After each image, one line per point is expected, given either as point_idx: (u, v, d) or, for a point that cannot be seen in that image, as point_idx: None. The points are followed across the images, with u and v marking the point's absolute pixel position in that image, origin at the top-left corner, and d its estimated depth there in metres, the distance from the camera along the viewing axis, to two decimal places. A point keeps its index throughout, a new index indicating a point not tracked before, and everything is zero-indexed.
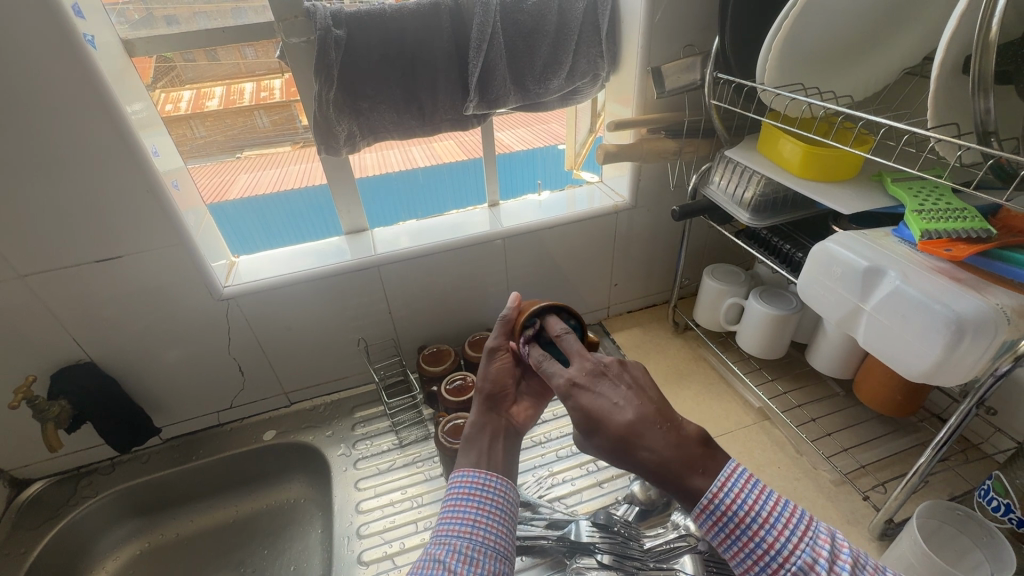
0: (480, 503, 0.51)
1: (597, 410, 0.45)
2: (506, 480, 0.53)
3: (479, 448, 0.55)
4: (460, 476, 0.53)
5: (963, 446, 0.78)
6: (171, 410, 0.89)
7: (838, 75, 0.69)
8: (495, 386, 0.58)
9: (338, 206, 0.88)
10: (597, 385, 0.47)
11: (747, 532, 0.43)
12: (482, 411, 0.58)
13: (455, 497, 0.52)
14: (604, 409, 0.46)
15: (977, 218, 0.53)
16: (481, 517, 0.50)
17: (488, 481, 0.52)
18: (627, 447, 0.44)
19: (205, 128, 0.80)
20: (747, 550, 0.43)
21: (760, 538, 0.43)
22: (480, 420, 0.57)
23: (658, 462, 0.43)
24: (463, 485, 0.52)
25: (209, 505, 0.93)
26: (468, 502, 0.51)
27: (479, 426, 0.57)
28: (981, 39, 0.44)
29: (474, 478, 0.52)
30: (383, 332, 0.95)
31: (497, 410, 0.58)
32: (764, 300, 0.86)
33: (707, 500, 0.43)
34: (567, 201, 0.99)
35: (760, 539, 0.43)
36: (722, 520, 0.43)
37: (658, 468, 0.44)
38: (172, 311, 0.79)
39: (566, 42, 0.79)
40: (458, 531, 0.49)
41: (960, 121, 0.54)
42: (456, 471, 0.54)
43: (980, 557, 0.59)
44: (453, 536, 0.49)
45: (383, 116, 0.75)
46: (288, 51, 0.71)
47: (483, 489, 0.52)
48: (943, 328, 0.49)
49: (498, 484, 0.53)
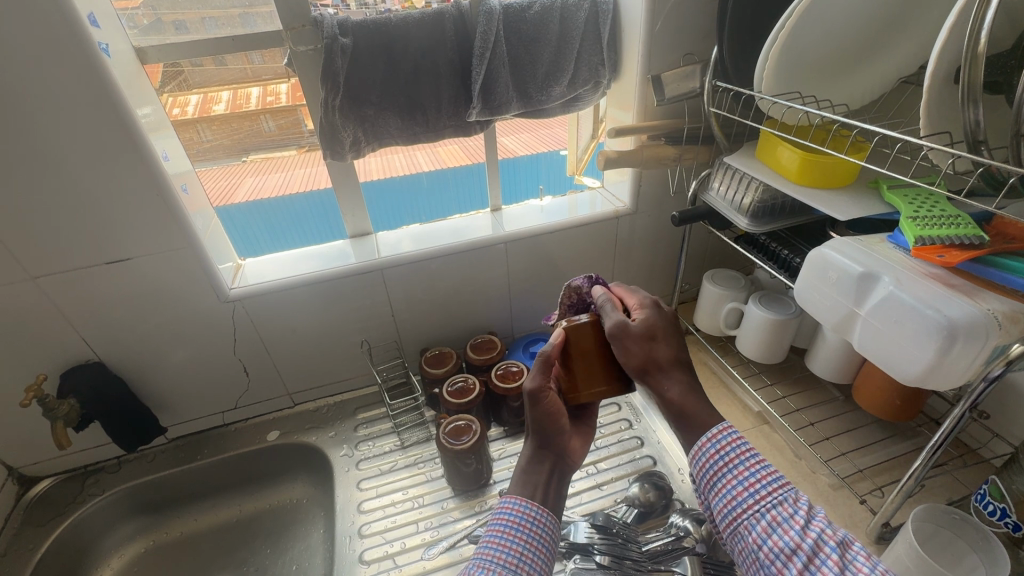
0: (528, 536, 0.50)
1: (658, 329, 0.55)
2: (554, 515, 0.52)
3: (535, 481, 0.54)
4: (513, 504, 0.52)
5: (960, 450, 0.79)
6: (176, 409, 0.91)
7: (836, 83, 0.70)
8: (547, 426, 0.55)
9: (343, 210, 0.90)
10: (654, 317, 0.56)
11: (743, 464, 0.50)
12: (533, 453, 0.56)
13: (503, 524, 0.50)
14: (662, 333, 0.55)
15: (971, 225, 0.54)
16: (527, 550, 0.49)
17: (539, 515, 0.51)
18: (652, 372, 0.54)
19: (212, 132, 0.81)
20: (739, 480, 0.49)
21: (753, 467, 0.49)
22: (536, 457, 0.55)
23: (676, 400, 0.54)
24: (515, 513, 0.51)
25: (213, 504, 0.94)
26: (516, 533, 0.49)
27: (535, 464, 0.55)
28: (969, 51, 0.45)
29: (527, 509, 0.51)
30: (385, 334, 0.96)
31: (552, 449, 0.55)
32: (763, 305, 0.86)
33: (716, 429, 0.52)
34: (568, 206, 1.00)
35: (754, 470, 0.49)
36: (725, 448, 0.50)
37: (669, 405, 0.54)
38: (179, 312, 0.80)
39: (567, 51, 0.81)
40: (505, 561, 0.48)
41: (951, 130, 0.55)
42: (506, 497, 0.53)
43: (976, 561, 0.59)
44: (498, 564, 0.47)
45: (388, 122, 0.77)
46: (295, 58, 0.74)
47: (534, 523, 0.50)
48: (935, 333, 0.49)
49: (548, 520, 0.51)
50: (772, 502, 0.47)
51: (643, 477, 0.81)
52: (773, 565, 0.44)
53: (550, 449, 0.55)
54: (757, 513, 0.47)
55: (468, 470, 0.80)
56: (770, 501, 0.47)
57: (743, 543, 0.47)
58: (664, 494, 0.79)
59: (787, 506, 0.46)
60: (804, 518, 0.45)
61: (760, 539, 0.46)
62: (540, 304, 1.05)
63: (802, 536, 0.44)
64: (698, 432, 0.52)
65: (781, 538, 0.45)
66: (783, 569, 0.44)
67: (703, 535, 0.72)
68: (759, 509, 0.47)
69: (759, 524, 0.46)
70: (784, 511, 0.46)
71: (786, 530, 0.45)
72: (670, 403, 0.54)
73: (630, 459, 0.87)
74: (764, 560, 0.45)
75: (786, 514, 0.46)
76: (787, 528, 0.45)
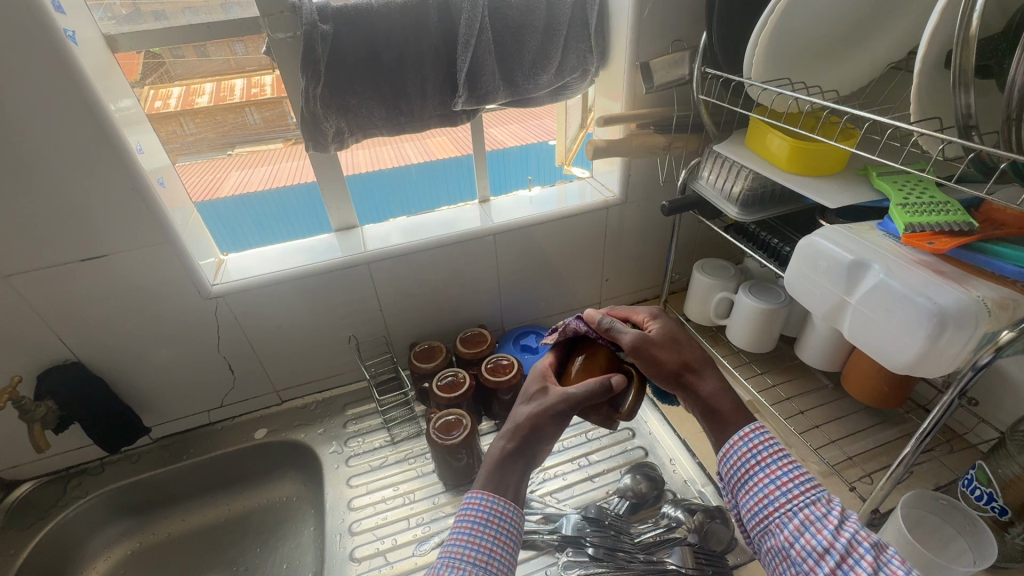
0: (495, 532, 0.52)
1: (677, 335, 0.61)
2: (519, 507, 0.54)
3: (508, 480, 0.55)
4: (479, 499, 0.53)
5: (947, 436, 0.80)
6: (160, 409, 0.89)
7: (825, 69, 0.70)
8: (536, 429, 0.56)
9: (328, 203, 0.88)
10: (667, 326, 0.62)
11: (775, 464, 0.54)
12: (510, 452, 0.56)
13: (470, 522, 0.52)
14: (682, 339, 0.61)
15: (960, 211, 0.54)
16: (495, 547, 0.51)
17: (506, 509, 0.53)
18: (686, 375, 0.58)
19: (196, 125, 0.80)
20: (771, 479, 0.53)
21: (784, 467, 0.53)
22: (509, 457, 0.56)
23: (711, 394, 0.58)
24: (482, 509, 0.53)
25: (201, 503, 0.93)
26: (485, 529, 0.52)
27: (509, 460, 0.56)
28: (961, 33, 0.44)
29: (493, 504, 0.53)
30: (373, 329, 0.94)
31: (527, 449, 0.57)
32: (754, 294, 0.86)
33: (749, 428, 0.56)
34: (557, 196, 0.99)
35: (786, 471, 0.53)
36: (758, 448, 0.55)
37: (700, 402, 0.58)
38: (160, 309, 0.78)
39: (554, 38, 0.79)
40: (474, 558, 0.50)
41: (942, 115, 0.54)
42: (472, 491, 0.55)
43: (963, 545, 0.60)
44: (467, 563, 0.50)
45: (371, 112, 0.75)
46: (273, 46, 0.71)
47: (501, 518, 0.53)
48: (926, 320, 0.49)
49: (513, 514, 0.53)
50: (805, 502, 0.51)
51: (635, 469, 0.81)
52: (805, 562, 0.48)
53: (526, 449, 0.56)
54: (789, 513, 0.51)
55: (459, 465, 0.80)
56: (803, 501, 0.51)
57: (773, 541, 0.51)
58: (655, 485, 0.78)
59: (819, 506, 0.50)
60: (837, 518, 0.49)
61: (792, 537, 0.50)
62: (529, 296, 1.04)
63: (834, 536, 0.48)
64: (730, 429, 0.57)
65: (810, 534, 0.49)
66: (814, 566, 0.47)
67: (696, 525, 0.72)
68: (792, 508, 0.51)
69: (791, 522, 0.50)
70: (817, 510, 0.50)
71: (820, 529, 0.49)
72: (701, 399, 0.58)
73: (621, 451, 0.87)
74: (795, 557, 0.49)
75: (818, 514, 0.50)
76: (819, 527, 0.49)
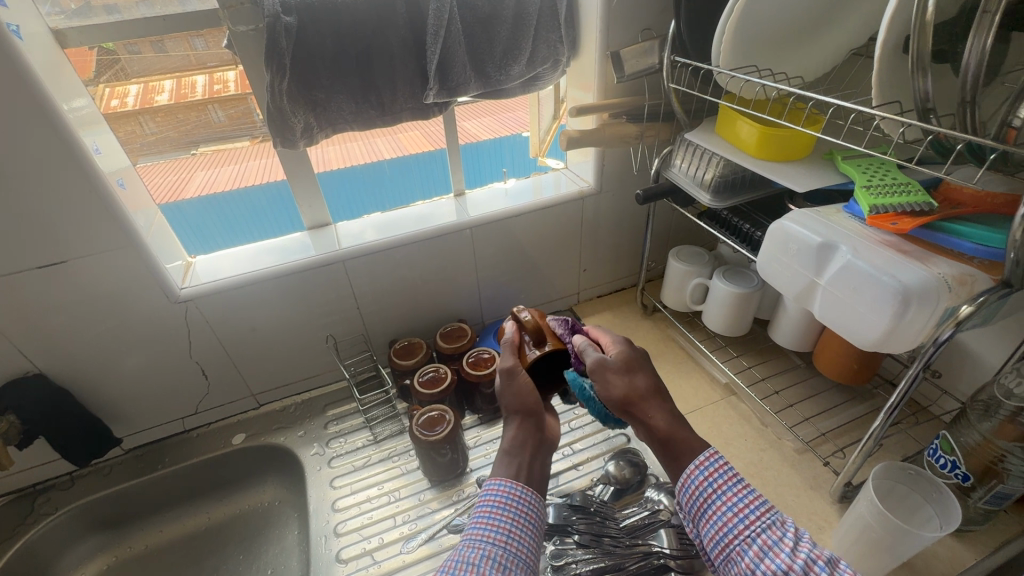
0: (514, 514, 0.53)
1: (636, 361, 0.61)
2: (538, 495, 0.57)
3: (518, 462, 0.58)
4: (496, 485, 0.55)
5: (913, 409, 0.83)
6: (131, 418, 0.86)
7: (791, 55, 0.71)
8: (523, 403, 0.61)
9: (299, 201, 0.85)
10: (624, 353, 0.61)
11: (730, 489, 0.52)
12: (520, 429, 0.60)
13: (490, 505, 0.54)
14: (638, 366, 0.60)
15: (919, 191, 0.56)
16: (515, 528, 0.52)
17: (523, 493, 0.55)
18: (634, 404, 0.57)
19: (157, 123, 0.78)
20: (728, 505, 0.51)
21: (740, 493, 0.52)
22: (520, 438, 0.60)
23: (667, 426, 0.56)
24: (499, 494, 0.54)
25: (179, 513, 0.90)
26: (503, 511, 0.53)
27: (519, 445, 0.59)
28: (918, 20, 0.46)
29: (512, 488, 0.55)
30: (351, 328, 0.93)
31: (534, 426, 0.61)
32: (727, 279, 0.88)
33: (703, 457, 0.55)
34: (533, 187, 0.99)
35: (741, 496, 0.52)
36: (712, 474, 0.53)
37: (653, 432, 0.56)
38: (127, 315, 0.75)
39: (524, 28, 0.78)
40: (495, 539, 0.50)
41: (902, 99, 0.56)
42: (491, 479, 0.57)
43: (930, 512, 0.63)
44: (488, 542, 0.50)
45: (341, 106, 0.73)
46: (235, 39, 0.69)
47: (518, 501, 0.54)
48: (891, 299, 0.51)
49: (532, 498, 0.55)
50: (761, 527, 0.49)
51: (619, 455, 0.82)
52: None
53: (532, 424, 0.61)
54: (748, 538, 0.49)
55: (444, 460, 0.79)
56: (760, 525, 0.49)
57: (736, 568, 0.49)
58: (638, 471, 0.80)
59: (775, 529, 0.49)
60: (792, 540, 0.47)
61: (752, 564, 0.48)
62: (508, 289, 1.04)
63: (792, 558, 0.46)
64: (685, 460, 0.55)
65: (768, 558, 0.47)
66: None
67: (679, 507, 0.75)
68: (750, 534, 0.49)
69: (750, 548, 0.48)
70: (773, 534, 0.48)
71: (777, 552, 0.47)
72: (654, 431, 0.56)
73: (604, 439, 0.87)
74: None
75: (775, 538, 0.48)
76: (777, 551, 0.47)
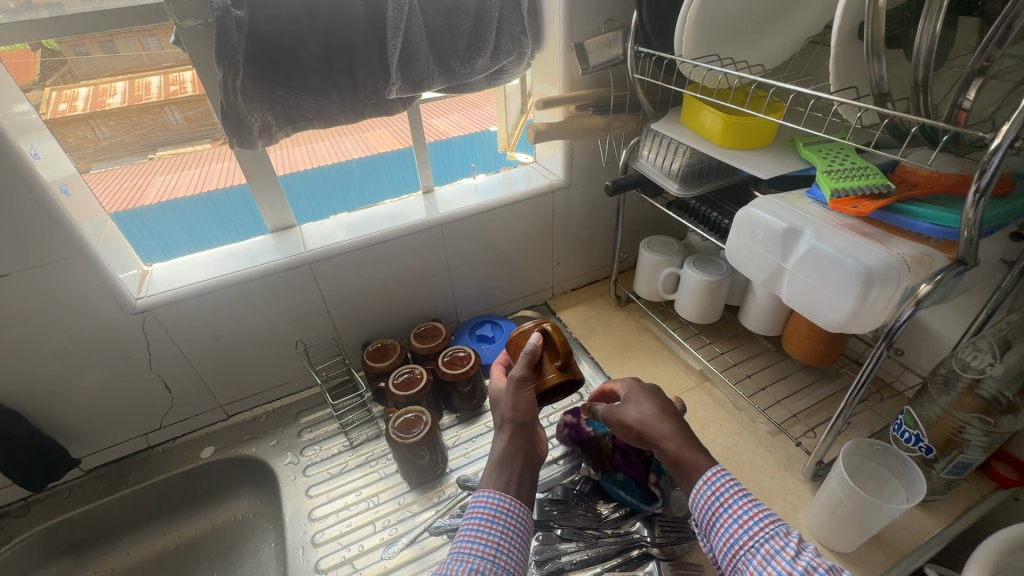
0: (503, 527, 0.52)
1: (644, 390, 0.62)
2: (526, 506, 0.55)
3: (508, 474, 0.56)
4: (486, 497, 0.54)
5: (878, 386, 0.86)
6: (89, 438, 0.82)
7: (750, 44, 0.72)
8: (519, 415, 0.59)
9: (260, 203, 0.82)
10: (632, 390, 0.63)
11: (737, 501, 0.51)
12: (511, 441, 0.58)
13: (479, 517, 0.52)
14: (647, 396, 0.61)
15: (877, 175, 0.57)
16: (504, 541, 0.51)
17: (512, 505, 0.53)
18: (642, 431, 0.58)
19: (109, 127, 0.76)
20: (734, 517, 0.50)
21: (747, 505, 0.50)
22: (510, 451, 0.57)
23: (676, 448, 0.56)
24: (488, 506, 0.53)
25: (148, 532, 0.87)
26: (492, 524, 0.52)
27: (509, 458, 0.57)
28: (871, 6, 0.46)
29: (501, 500, 0.53)
30: (322, 332, 0.91)
31: (524, 441, 0.59)
32: (698, 268, 0.89)
33: (711, 471, 0.53)
34: (503, 182, 0.98)
35: (748, 507, 0.50)
36: (720, 487, 0.52)
37: (664, 454, 0.56)
38: (79, 330, 0.71)
39: (486, 20, 0.77)
40: (483, 553, 0.50)
41: (858, 85, 0.57)
42: (481, 490, 0.55)
43: (896, 486, 0.65)
44: (477, 556, 0.49)
45: (300, 104, 0.70)
46: (183, 35, 0.65)
47: (508, 513, 0.53)
48: (856, 279, 0.52)
49: (522, 511, 0.54)
50: (765, 536, 0.48)
51: None
52: None
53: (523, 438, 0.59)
54: (752, 549, 0.48)
55: (422, 462, 0.78)
56: (764, 536, 0.48)
57: None
58: None
59: (779, 539, 0.47)
60: (795, 549, 0.46)
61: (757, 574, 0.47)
62: (482, 286, 1.03)
63: (793, 566, 0.45)
64: (694, 477, 0.54)
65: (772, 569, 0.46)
66: None
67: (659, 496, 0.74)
68: (754, 544, 0.48)
69: (755, 559, 0.48)
70: (777, 544, 0.47)
71: (780, 562, 0.46)
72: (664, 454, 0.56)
73: None
74: None
75: (778, 548, 0.47)
76: (780, 561, 0.46)
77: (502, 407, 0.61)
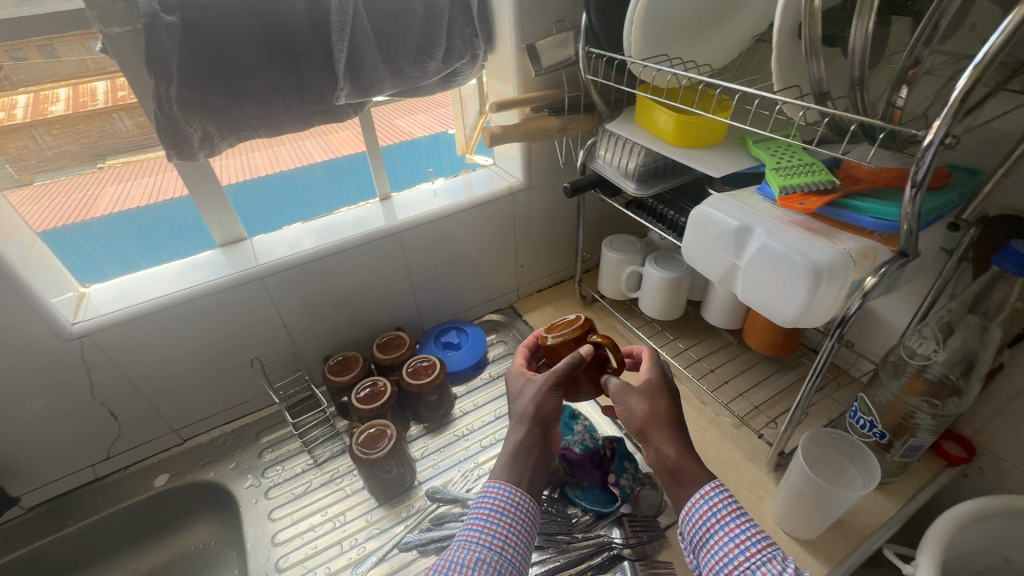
0: (512, 519, 0.53)
1: (661, 379, 0.61)
2: (534, 500, 0.55)
3: (522, 468, 0.56)
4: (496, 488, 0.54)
5: (834, 373, 0.88)
6: (29, 473, 0.76)
7: (699, 43, 0.72)
8: (542, 413, 0.58)
9: (206, 216, 0.78)
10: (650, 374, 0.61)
11: (734, 520, 0.52)
12: (529, 435, 0.57)
13: (488, 508, 0.53)
14: (663, 387, 0.60)
15: (823, 171, 0.58)
16: (510, 534, 0.52)
17: (521, 499, 0.54)
18: (649, 428, 0.57)
19: (53, 136, 0.67)
20: (730, 535, 0.51)
21: (744, 525, 0.51)
22: (524, 445, 0.57)
23: (676, 454, 0.56)
24: (499, 497, 0.54)
25: (99, 569, 0.82)
26: (501, 517, 0.53)
27: (522, 452, 0.57)
28: (807, 7, 0.47)
29: (511, 493, 0.54)
30: (280, 348, 0.88)
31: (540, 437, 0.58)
32: (659, 265, 0.90)
33: (709, 486, 0.54)
34: (463, 185, 0.96)
35: (744, 527, 0.51)
36: (717, 504, 0.53)
37: (662, 458, 0.56)
38: (10, 361, 0.66)
39: (436, 23, 0.75)
40: (491, 545, 0.51)
41: (800, 83, 0.59)
42: (492, 480, 0.56)
43: (854, 472, 0.67)
44: (483, 547, 0.50)
45: (243, 112, 0.67)
46: (110, 42, 0.61)
47: (517, 507, 0.53)
48: (806, 275, 0.53)
49: (529, 506, 0.54)
50: (761, 559, 0.49)
51: None
52: None
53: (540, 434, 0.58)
54: (748, 570, 0.49)
55: (388, 476, 0.76)
56: (760, 558, 0.49)
57: None
58: None
59: (776, 563, 0.49)
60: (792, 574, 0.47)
61: None
62: (446, 292, 1.01)
63: None
64: (691, 487, 0.55)
65: None
66: None
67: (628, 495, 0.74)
68: (750, 565, 0.49)
69: None
70: (773, 567, 0.48)
71: None
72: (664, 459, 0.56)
73: None
74: None
75: (774, 571, 0.48)
76: None
77: (526, 400, 0.59)
